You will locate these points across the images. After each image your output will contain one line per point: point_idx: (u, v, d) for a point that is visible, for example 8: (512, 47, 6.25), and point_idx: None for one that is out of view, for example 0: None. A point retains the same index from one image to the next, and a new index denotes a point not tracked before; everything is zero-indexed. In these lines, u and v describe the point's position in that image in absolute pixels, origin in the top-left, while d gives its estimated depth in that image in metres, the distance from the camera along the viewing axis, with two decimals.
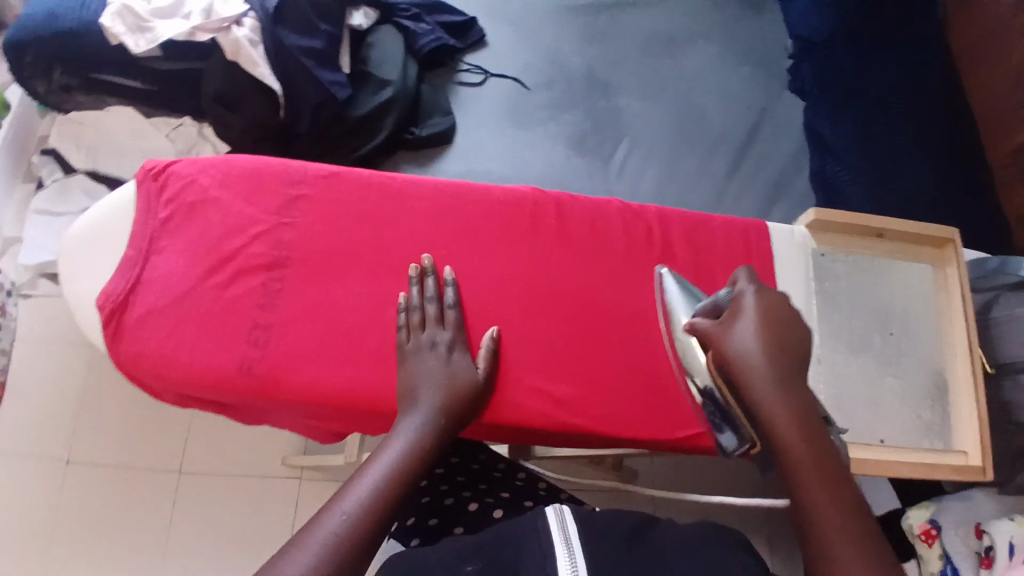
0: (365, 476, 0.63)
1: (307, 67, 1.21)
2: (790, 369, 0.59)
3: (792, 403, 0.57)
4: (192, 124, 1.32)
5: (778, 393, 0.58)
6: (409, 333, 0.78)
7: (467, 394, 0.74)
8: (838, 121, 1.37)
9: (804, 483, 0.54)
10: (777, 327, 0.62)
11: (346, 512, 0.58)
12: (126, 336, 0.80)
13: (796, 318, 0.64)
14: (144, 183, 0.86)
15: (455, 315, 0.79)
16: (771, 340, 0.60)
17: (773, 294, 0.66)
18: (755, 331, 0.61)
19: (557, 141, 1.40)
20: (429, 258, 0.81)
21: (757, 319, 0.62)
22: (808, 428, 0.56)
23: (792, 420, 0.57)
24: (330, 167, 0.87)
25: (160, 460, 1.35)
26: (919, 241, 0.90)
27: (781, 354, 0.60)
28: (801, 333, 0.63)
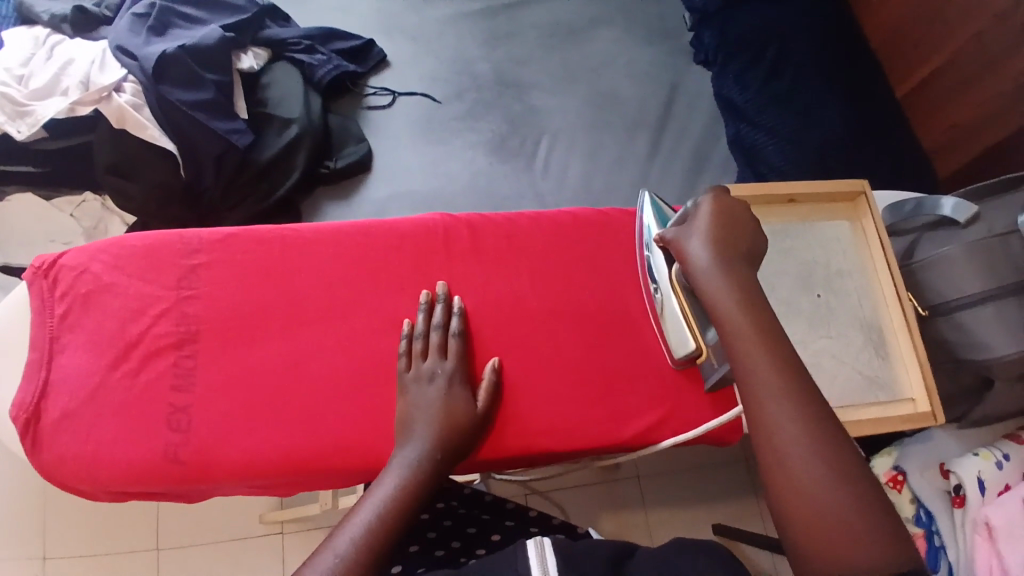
0: (361, 510, 0.65)
1: (199, 121, 1.15)
2: (739, 260, 0.70)
3: (740, 291, 0.67)
4: (93, 199, 1.25)
5: (724, 279, 0.68)
6: (409, 362, 0.77)
7: (461, 425, 0.73)
8: (745, 84, 1.38)
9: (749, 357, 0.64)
10: (729, 227, 0.72)
11: (340, 555, 0.60)
12: (44, 444, 0.75)
13: (748, 218, 0.74)
14: (35, 282, 0.80)
15: (458, 343, 0.78)
16: (723, 238, 0.71)
17: (728, 202, 0.75)
18: (708, 230, 0.71)
19: (478, 148, 1.37)
20: (442, 284, 0.81)
21: (710, 222, 0.72)
22: (753, 310, 0.66)
23: (738, 305, 0.66)
24: (224, 229, 0.84)
25: (131, 543, 1.29)
26: (833, 198, 0.92)
27: (729, 248, 0.70)
28: (750, 234, 0.73)
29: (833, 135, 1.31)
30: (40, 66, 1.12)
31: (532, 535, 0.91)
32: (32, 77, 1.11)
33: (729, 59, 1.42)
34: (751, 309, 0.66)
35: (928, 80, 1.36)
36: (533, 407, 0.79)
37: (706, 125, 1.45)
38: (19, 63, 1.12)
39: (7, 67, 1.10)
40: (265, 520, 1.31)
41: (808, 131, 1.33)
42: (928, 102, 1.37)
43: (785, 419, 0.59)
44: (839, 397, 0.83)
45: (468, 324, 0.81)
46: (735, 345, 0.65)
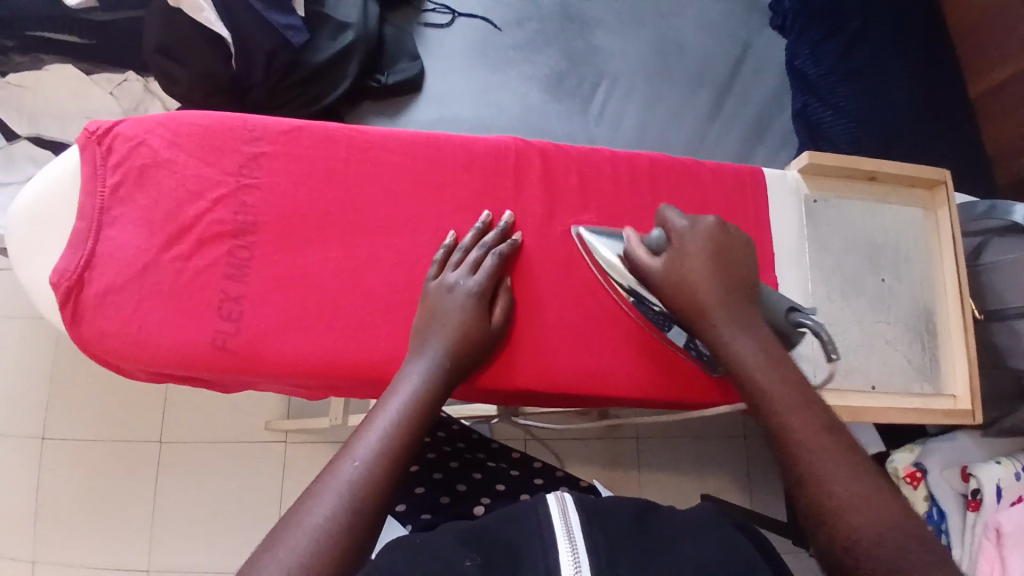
0: (380, 418, 0.60)
1: (257, 10, 1.11)
2: (738, 288, 0.67)
3: (743, 324, 0.64)
4: (136, 78, 1.21)
5: (729, 316, 0.65)
6: (439, 271, 0.75)
7: (475, 341, 0.71)
8: (820, 58, 1.31)
9: (773, 397, 0.58)
10: (722, 255, 0.69)
11: (360, 459, 0.55)
12: (87, 315, 0.73)
13: (739, 243, 0.72)
14: (88, 148, 0.77)
15: (494, 264, 0.75)
16: (721, 280, 0.67)
17: (726, 231, 0.72)
18: (705, 249, 0.69)
19: (534, 84, 1.32)
20: (511, 217, 0.79)
21: (706, 242, 0.70)
22: (767, 347, 0.63)
23: (752, 345, 0.62)
24: (289, 121, 0.80)
25: (136, 431, 1.30)
26: (913, 183, 0.89)
27: (728, 276, 0.68)
28: (739, 261, 0.70)
29: (903, 122, 1.27)
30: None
31: (537, 490, 0.88)
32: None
33: (806, 27, 1.34)
34: (765, 348, 0.62)
35: (1005, 80, 1.30)
36: (574, 345, 0.78)
37: (772, 92, 1.39)
38: None
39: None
40: (271, 427, 1.31)
41: (877, 113, 1.27)
42: (1003, 103, 1.31)
43: (836, 472, 0.52)
44: (887, 384, 0.83)
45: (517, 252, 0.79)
46: (747, 378, 0.61)
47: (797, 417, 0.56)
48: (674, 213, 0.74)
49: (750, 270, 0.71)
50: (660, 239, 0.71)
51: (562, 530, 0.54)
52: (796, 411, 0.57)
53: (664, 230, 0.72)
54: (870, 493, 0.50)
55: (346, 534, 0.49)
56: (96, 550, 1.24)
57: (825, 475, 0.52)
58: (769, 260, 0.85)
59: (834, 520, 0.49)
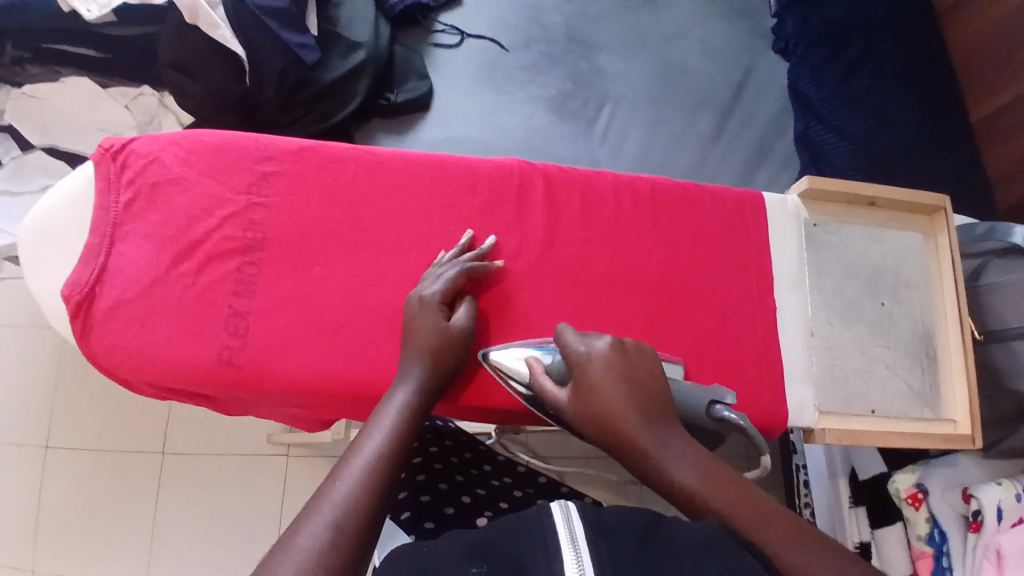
0: (366, 442, 0.60)
1: (270, 29, 1.13)
2: (657, 413, 0.60)
3: (685, 454, 0.57)
4: (151, 93, 1.25)
5: (665, 451, 0.57)
6: (421, 286, 0.76)
7: (451, 359, 0.71)
8: (822, 80, 1.34)
9: (753, 536, 0.51)
10: (629, 375, 0.63)
11: (348, 478, 0.55)
12: (96, 328, 0.75)
13: (641, 354, 0.66)
14: (102, 163, 0.79)
15: (471, 281, 0.76)
16: (635, 403, 0.60)
17: (621, 345, 0.66)
18: (614, 386, 0.61)
19: (540, 104, 1.34)
20: (491, 240, 0.80)
21: (610, 372, 0.63)
22: (708, 468, 0.56)
23: (696, 472, 0.56)
24: (299, 141, 0.82)
25: (139, 442, 1.31)
26: (913, 208, 0.90)
27: (646, 405, 0.61)
28: (649, 373, 0.64)
29: (905, 146, 1.28)
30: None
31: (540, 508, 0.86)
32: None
33: (809, 50, 1.37)
34: (704, 466, 0.56)
35: (1005, 107, 1.31)
36: None
37: (776, 114, 1.41)
38: None
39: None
40: (273, 440, 1.31)
41: (877, 137, 1.29)
42: (1005, 127, 1.32)
43: None
44: (887, 408, 0.84)
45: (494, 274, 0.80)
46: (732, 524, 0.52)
47: (785, 550, 0.49)
48: (571, 332, 0.68)
49: (664, 382, 0.64)
50: (562, 366, 0.67)
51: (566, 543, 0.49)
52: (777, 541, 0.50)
53: (562, 354, 0.67)
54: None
55: (336, 550, 0.50)
56: (96, 561, 1.24)
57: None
58: (769, 283, 0.86)
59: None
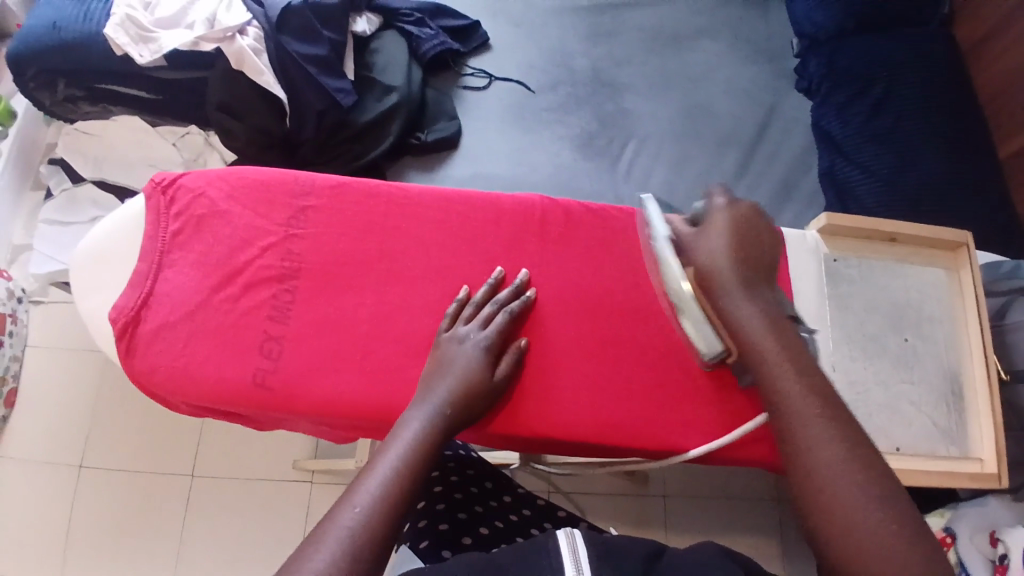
0: (378, 467, 0.62)
1: (309, 74, 1.20)
2: (752, 272, 0.70)
3: (754, 306, 0.68)
4: (197, 132, 1.36)
5: (739, 296, 0.69)
6: (451, 324, 0.79)
7: (479, 392, 0.73)
8: (847, 120, 1.36)
9: (771, 372, 0.65)
10: (745, 238, 0.72)
11: (360, 505, 0.58)
12: (140, 349, 0.79)
13: (765, 226, 0.74)
14: (154, 196, 0.86)
15: (505, 320, 0.79)
16: (745, 259, 0.70)
17: (747, 210, 0.74)
18: (725, 242, 0.71)
19: (564, 143, 1.38)
20: (525, 272, 0.83)
21: (726, 232, 0.72)
22: (770, 321, 0.68)
23: (758, 321, 0.68)
24: (336, 178, 0.88)
25: (170, 464, 1.35)
26: (935, 244, 0.91)
27: (748, 260, 0.71)
28: (767, 242, 0.73)
29: (930, 183, 1.28)
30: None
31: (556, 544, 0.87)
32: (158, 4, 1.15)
33: (833, 91, 1.40)
34: (771, 321, 0.68)
35: None
36: (593, 395, 0.81)
37: (798, 153, 1.42)
38: None
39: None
40: (298, 466, 1.34)
41: (903, 175, 1.29)
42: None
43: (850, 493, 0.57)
44: (910, 445, 0.83)
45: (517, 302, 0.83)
46: (756, 354, 0.67)
47: (791, 393, 0.64)
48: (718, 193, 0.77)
49: (777, 252, 0.74)
50: (699, 213, 0.75)
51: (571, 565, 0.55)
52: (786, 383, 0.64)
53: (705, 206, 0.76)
54: (849, 455, 0.59)
55: None
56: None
57: (810, 444, 0.61)
58: None
59: (815, 496, 0.59)
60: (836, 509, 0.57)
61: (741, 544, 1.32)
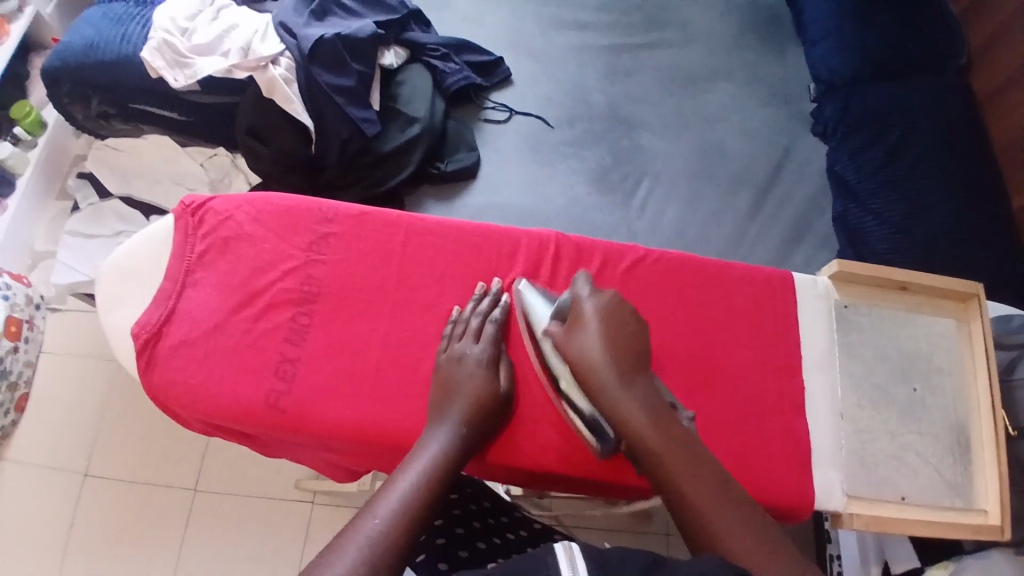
0: (397, 484, 0.64)
1: (337, 105, 1.23)
2: (628, 363, 0.72)
3: (641, 399, 0.69)
4: (225, 153, 1.42)
5: (620, 391, 0.70)
6: (448, 343, 0.81)
7: (486, 407, 0.76)
8: (860, 166, 1.38)
9: (668, 467, 0.64)
10: (613, 326, 0.75)
11: (382, 517, 0.59)
12: (159, 364, 0.81)
13: (635, 315, 0.78)
14: (181, 218, 0.89)
15: (494, 330, 0.82)
16: (611, 347, 0.73)
17: (610, 296, 0.78)
18: (596, 336, 0.74)
19: (580, 178, 1.41)
20: (498, 280, 0.86)
21: (599, 326, 0.75)
22: (652, 412, 0.69)
23: (637, 408, 0.69)
24: (358, 207, 0.90)
25: (174, 477, 1.36)
26: (945, 295, 0.92)
27: (623, 353, 0.73)
28: (634, 327, 0.76)
29: (942, 232, 1.29)
30: (205, 24, 1.22)
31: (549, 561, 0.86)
32: (194, 33, 1.21)
33: (848, 135, 1.42)
34: (651, 406, 0.69)
35: None
36: None
37: (811, 197, 1.44)
38: (185, 16, 1.22)
39: (173, 18, 1.20)
40: (300, 486, 1.35)
41: (915, 223, 1.30)
42: None
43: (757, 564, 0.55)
44: (915, 495, 0.83)
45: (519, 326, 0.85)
46: (642, 444, 0.67)
47: (690, 487, 0.62)
48: (585, 280, 0.81)
49: (645, 337, 0.77)
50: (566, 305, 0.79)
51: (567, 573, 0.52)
52: (685, 476, 0.63)
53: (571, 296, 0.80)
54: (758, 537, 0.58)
55: None
56: None
57: (718, 527, 0.59)
58: (798, 363, 0.87)
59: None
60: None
61: None
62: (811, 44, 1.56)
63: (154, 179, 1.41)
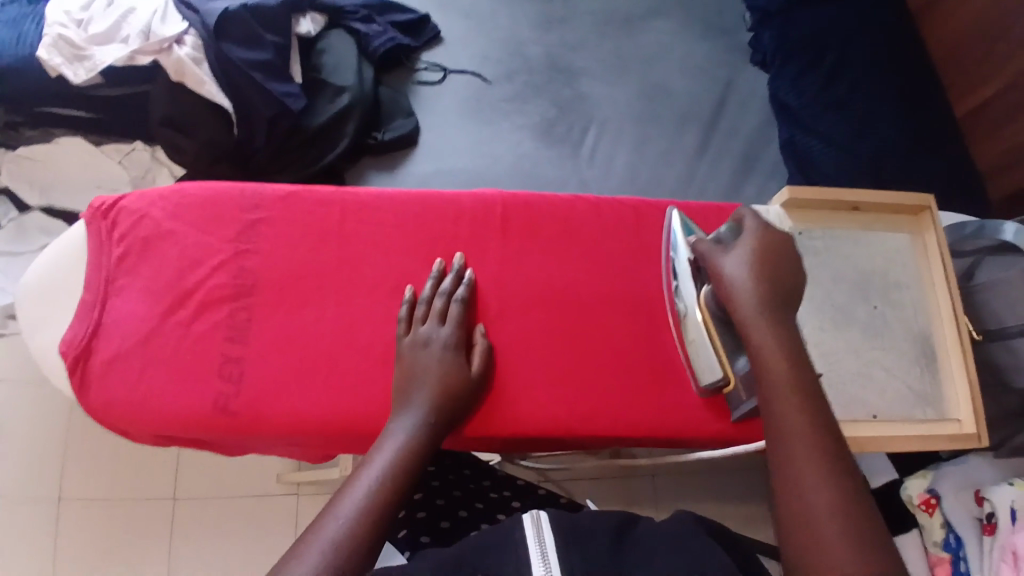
0: (363, 474, 0.63)
1: (257, 81, 1.15)
2: (777, 305, 0.67)
3: (781, 346, 0.65)
4: (143, 147, 1.28)
5: (767, 332, 0.66)
6: (408, 327, 0.76)
7: (456, 391, 0.72)
8: (803, 90, 1.35)
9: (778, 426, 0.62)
10: (771, 266, 0.69)
11: (343, 517, 0.59)
12: (94, 383, 0.76)
13: (790, 257, 0.71)
14: (93, 223, 0.81)
15: (459, 309, 0.78)
16: (765, 281, 0.68)
17: (776, 235, 0.71)
18: (747, 270, 0.68)
19: (525, 133, 1.36)
20: (459, 256, 0.81)
21: (751, 258, 0.69)
22: (791, 358, 0.65)
23: (775, 355, 0.65)
24: (286, 188, 0.84)
25: (146, 494, 1.31)
26: (896, 209, 0.91)
27: (772, 292, 0.68)
28: (792, 269, 0.70)
29: (888, 147, 1.28)
30: (101, 12, 1.12)
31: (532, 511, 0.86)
32: (92, 22, 1.11)
33: (786, 62, 1.38)
34: (791, 361, 0.65)
35: (986, 100, 1.30)
36: (567, 391, 0.79)
37: (759, 126, 1.41)
38: (80, 8, 1.12)
39: (68, 11, 1.11)
40: (282, 479, 1.31)
41: (861, 141, 1.29)
42: (984, 126, 1.32)
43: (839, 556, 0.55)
44: (885, 412, 0.83)
45: (479, 297, 0.81)
46: (768, 390, 0.64)
47: (793, 438, 0.61)
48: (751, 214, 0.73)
49: (799, 281, 0.70)
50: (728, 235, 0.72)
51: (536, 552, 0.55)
52: (794, 422, 0.62)
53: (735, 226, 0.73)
54: (841, 497, 0.58)
55: None
56: None
57: (801, 492, 0.59)
58: None
59: (808, 547, 0.57)
60: (824, 563, 0.55)
61: (735, 495, 1.32)
62: None
63: (71, 186, 1.32)
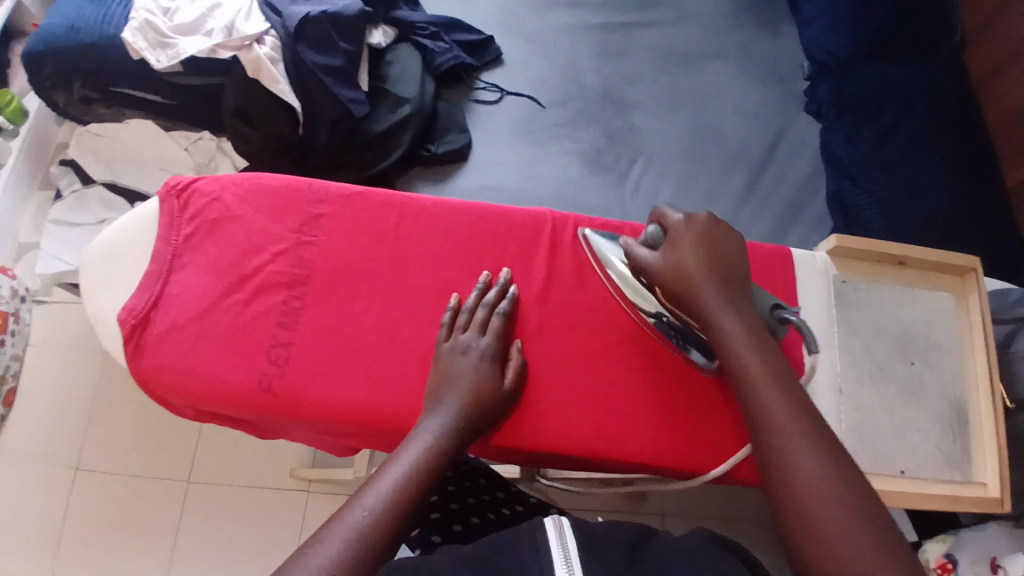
0: (389, 469, 0.65)
1: (325, 84, 1.20)
2: (729, 287, 0.71)
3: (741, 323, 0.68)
4: (210, 137, 1.39)
5: (723, 312, 0.68)
6: (449, 333, 0.79)
7: (489, 399, 0.74)
8: (855, 144, 1.37)
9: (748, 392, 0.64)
10: (714, 250, 0.72)
11: (369, 509, 0.60)
12: (147, 350, 0.79)
13: (732, 240, 0.75)
14: (167, 200, 0.86)
15: (500, 322, 0.80)
16: (709, 265, 0.71)
17: (705, 221, 0.75)
18: (694, 256, 0.71)
19: (573, 158, 1.39)
20: (506, 271, 0.84)
21: (697, 243, 0.72)
22: (754, 336, 0.67)
23: (736, 329, 0.67)
24: (350, 187, 0.88)
25: (168, 467, 1.34)
26: (941, 270, 0.92)
27: (722, 274, 0.71)
28: (735, 250, 0.74)
29: (936, 208, 1.28)
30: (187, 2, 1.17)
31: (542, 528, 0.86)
32: (177, 12, 1.16)
33: (840, 114, 1.40)
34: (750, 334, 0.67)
35: None
36: (597, 412, 0.81)
37: (805, 175, 1.43)
38: None
39: None
40: (296, 474, 1.34)
41: (909, 199, 1.30)
42: None
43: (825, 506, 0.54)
44: (911, 470, 0.83)
45: (520, 311, 0.84)
46: (735, 368, 0.66)
47: (766, 403, 0.63)
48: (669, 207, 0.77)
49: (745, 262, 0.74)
50: (656, 234, 0.76)
51: (559, 558, 0.52)
52: (763, 388, 0.63)
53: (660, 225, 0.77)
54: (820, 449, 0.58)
55: None
56: None
57: (782, 454, 0.59)
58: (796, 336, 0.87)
59: (802, 524, 0.55)
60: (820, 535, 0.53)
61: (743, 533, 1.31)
62: (805, 19, 1.55)
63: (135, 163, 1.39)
